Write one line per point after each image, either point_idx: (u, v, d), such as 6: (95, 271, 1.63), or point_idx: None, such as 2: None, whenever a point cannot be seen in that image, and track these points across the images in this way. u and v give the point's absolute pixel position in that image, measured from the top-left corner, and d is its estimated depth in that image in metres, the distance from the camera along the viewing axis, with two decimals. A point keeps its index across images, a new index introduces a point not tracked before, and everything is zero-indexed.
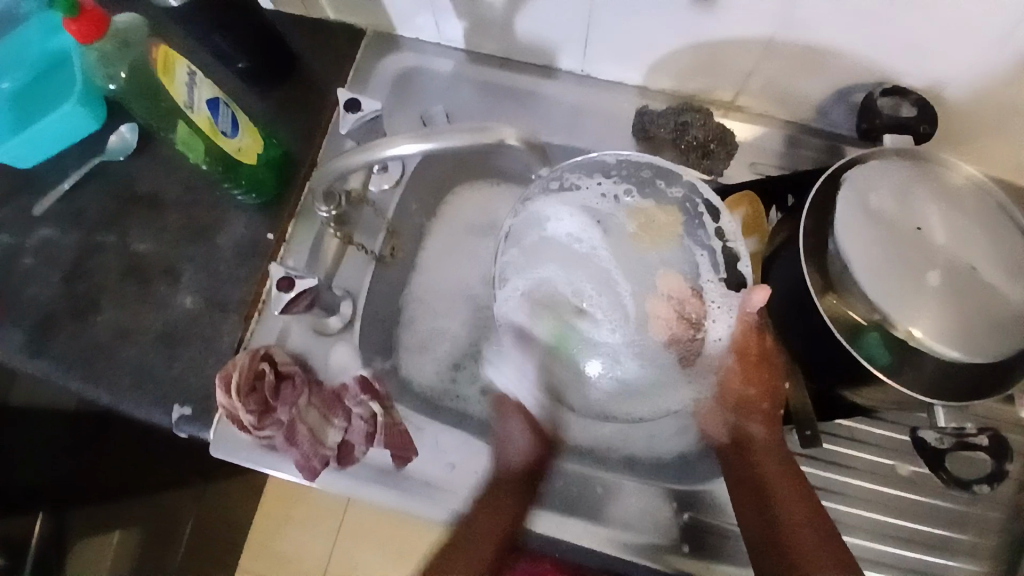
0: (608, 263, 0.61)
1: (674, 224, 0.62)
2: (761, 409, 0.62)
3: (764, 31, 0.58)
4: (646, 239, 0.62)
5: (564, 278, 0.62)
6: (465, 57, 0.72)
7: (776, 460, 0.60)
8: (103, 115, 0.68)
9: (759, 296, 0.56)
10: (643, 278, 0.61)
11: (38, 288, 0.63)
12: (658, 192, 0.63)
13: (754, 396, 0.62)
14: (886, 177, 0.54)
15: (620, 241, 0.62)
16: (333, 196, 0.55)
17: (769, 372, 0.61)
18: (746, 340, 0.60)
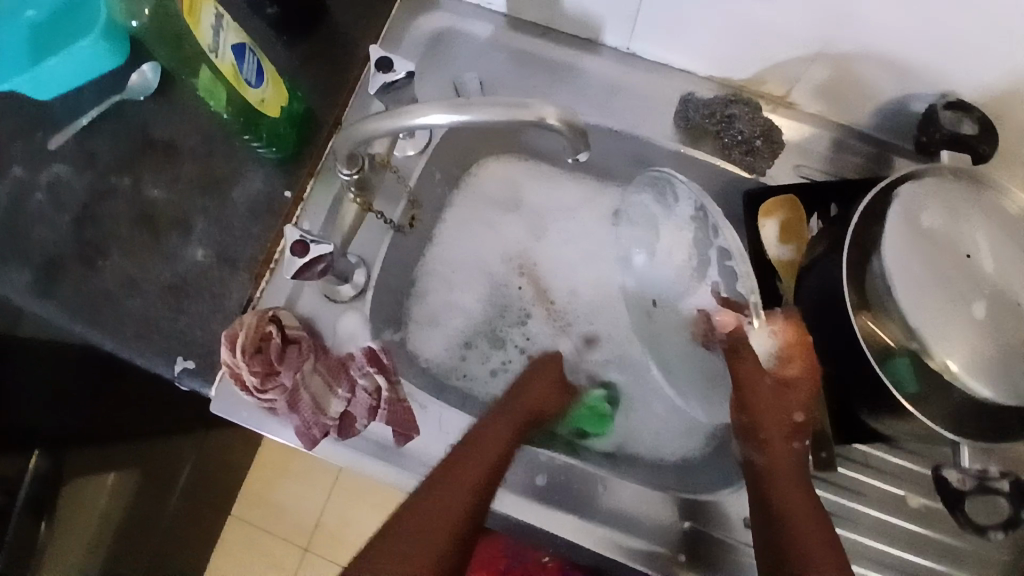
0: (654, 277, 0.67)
1: (686, 235, 0.61)
2: (771, 437, 0.57)
3: (828, 27, 0.54)
4: (672, 255, 0.63)
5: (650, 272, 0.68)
6: (503, 23, 0.68)
7: (791, 483, 0.55)
8: (121, 51, 0.64)
9: (726, 319, 0.55)
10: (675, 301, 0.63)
11: (47, 229, 0.61)
12: (671, 206, 0.62)
13: (757, 424, 0.58)
14: (942, 196, 0.50)
15: (658, 258, 0.66)
16: (355, 159, 0.52)
17: (789, 400, 0.57)
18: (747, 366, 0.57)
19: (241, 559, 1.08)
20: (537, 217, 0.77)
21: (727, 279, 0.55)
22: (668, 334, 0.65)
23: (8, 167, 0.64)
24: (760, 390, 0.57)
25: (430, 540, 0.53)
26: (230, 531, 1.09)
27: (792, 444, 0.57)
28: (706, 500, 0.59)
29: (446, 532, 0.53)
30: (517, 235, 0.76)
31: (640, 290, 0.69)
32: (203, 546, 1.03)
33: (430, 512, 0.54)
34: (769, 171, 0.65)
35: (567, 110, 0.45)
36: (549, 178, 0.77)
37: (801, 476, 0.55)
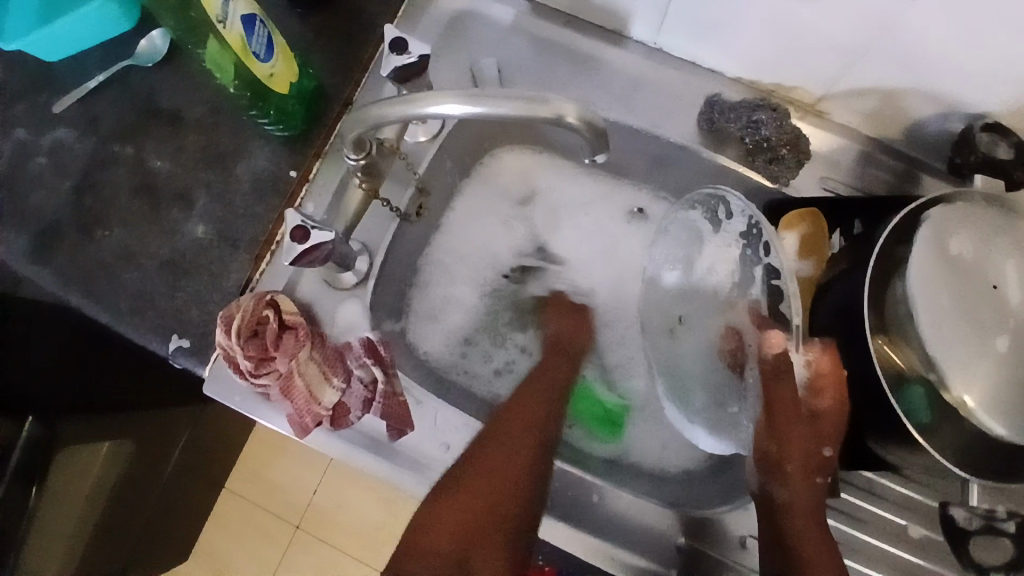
0: (693, 293, 0.64)
1: (733, 252, 0.58)
2: (795, 472, 0.54)
3: (868, 34, 0.51)
4: (714, 271, 0.60)
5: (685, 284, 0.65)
6: (526, 7, 0.65)
7: (810, 520, 0.54)
8: (134, 17, 0.63)
9: (773, 343, 0.51)
10: (712, 318, 0.61)
11: (47, 194, 0.60)
12: (719, 222, 0.59)
13: (782, 455, 0.54)
14: (972, 222, 0.48)
15: (698, 273, 0.63)
16: (363, 144, 0.50)
17: (816, 433, 0.54)
18: (782, 392, 0.52)
19: (233, 533, 1.09)
20: (550, 224, 0.75)
21: (771, 297, 0.53)
22: (696, 354, 0.62)
23: (11, 128, 0.62)
24: (794, 423, 0.53)
25: (522, 445, 0.57)
26: (224, 505, 1.09)
27: (813, 479, 0.55)
28: (710, 518, 0.58)
29: (527, 441, 0.58)
30: (538, 237, 0.75)
31: (665, 309, 0.67)
32: (196, 517, 1.04)
33: (516, 421, 0.59)
34: (792, 181, 0.62)
35: (587, 108, 0.43)
36: (566, 175, 0.74)
37: (817, 517, 0.54)
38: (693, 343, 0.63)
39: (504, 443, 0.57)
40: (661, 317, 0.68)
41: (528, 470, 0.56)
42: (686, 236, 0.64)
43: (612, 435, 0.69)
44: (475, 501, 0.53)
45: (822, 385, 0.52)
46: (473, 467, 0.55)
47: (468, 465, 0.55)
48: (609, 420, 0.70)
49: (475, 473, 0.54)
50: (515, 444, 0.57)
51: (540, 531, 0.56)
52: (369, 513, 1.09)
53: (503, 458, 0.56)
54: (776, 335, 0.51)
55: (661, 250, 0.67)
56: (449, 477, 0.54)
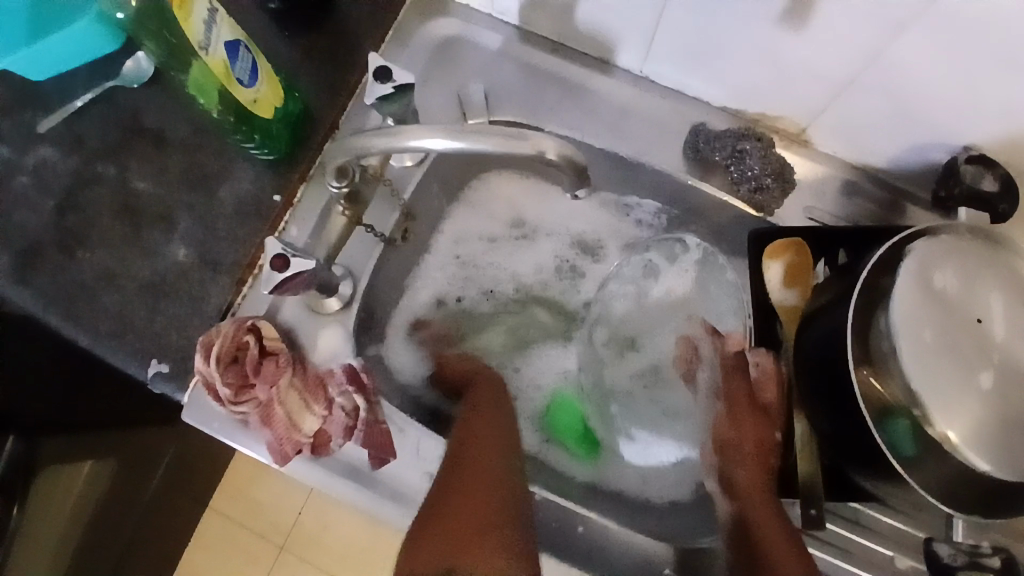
0: (651, 323, 0.73)
1: (688, 279, 0.71)
2: (745, 452, 0.59)
3: (852, 65, 0.52)
4: (671, 297, 0.72)
5: (636, 316, 0.74)
6: (515, 33, 0.66)
7: (763, 497, 0.55)
8: (120, 37, 0.62)
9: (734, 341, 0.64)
10: (667, 335, 0.72)
11: (27, 214, 0.59)
12: (675, 255, 0.71)
13: (739, 437, 0.60)
14: (955, 255, 0.48)
15: (652, 302, 0.73)
16: (345, 171, 0.50)
17: (765, 417, 0.60)
18: (736, 382, 0.62)
19: (216, 553, 1.07)
20: (558, 255, 0.75)
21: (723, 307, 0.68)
22: (651, 369, 0.72)
23: None
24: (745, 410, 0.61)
25: (467, 482, 0.50)
26: (206, 524, 1.07)
27: (768, 460, 0.58)
28: (699, 549, 0.58)
29: (497, 451, 0.54)
30: (550, 270, 0.76)
31: (616, 334, 0.74)
32: (179, 537, 1.02)
33: (461, 441, 0.55)
34: (778, 209, 0.62)
35: (567, 144, 0.43)
36: (556, 202, 0.73)
37: (770, 493, 0.56)
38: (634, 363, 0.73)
39: (453, 482, 0.50)
40: (608, 343, 0.74)
41: (502, 476, 0.51)
42: (641, 273, 0.74)
43: (590, 454, 0.71)
44: (463, 521, 0.46)
45: (766, 380, 0.59)
46: (444, 494, 0.49)
47: (432, 511, 0.48)
48: (588, 440, 0.71)
49: (436, 530, 0.46)
50: (478, 463, 0.52)
51: None
52: (356, 534, 1.07)
53: (462, 482, 0.50)
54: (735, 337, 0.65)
55: (608, 284, 0.75)
56: (416, 539, 0.46)
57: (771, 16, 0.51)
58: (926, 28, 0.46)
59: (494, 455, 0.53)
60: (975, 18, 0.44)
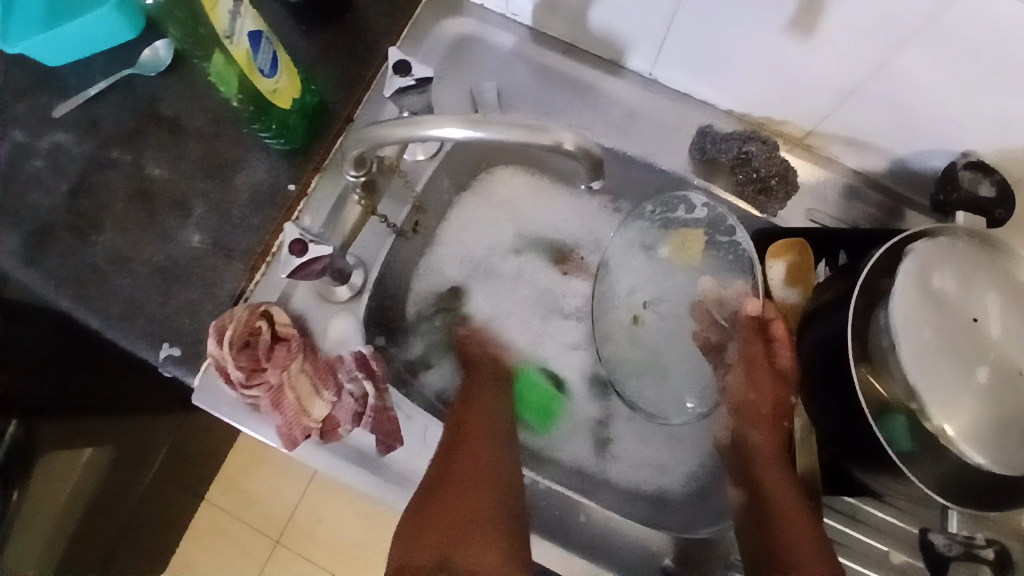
0: (667, 278, 0.72)
1: (699, 243, 0.69)
2: (762, 411, 0.66)
3: (855, 74, 0.54)
4: (678, 255, 0.71)
5: (647, 279, 0.72)
6: (528, 35, 0.68)
7: (775, 466, 0.60)
8: (138, 26, 0.64)
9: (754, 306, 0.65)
10: (685, 286, 0.71)
11: (41, 195, 0.60)
12: (679, 217, 0.69)
13: (756, 400, 0.67)
14: (951, 256, 0.50)
15: (659, 262, 0.72)
16: (364, 161, 0.51)
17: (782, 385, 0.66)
18: (755, 348, 0.66)
19: (210, 543, 1.07)
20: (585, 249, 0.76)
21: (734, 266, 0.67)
22: (667, 335, 0.72)
23: (8, 128, 0.62)
24: (761, 371, 0.67)
25: (483, 441, 0.57)
26: (202, 516, 1.07)
27: (780, 422, 0.65)
28: (695, 541, 0.59)
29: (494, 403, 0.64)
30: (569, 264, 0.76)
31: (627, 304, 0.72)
32: (175, 526, 1.02)
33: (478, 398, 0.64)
34: (779, 211, 0.64)
35: (584, 137, 0.45)
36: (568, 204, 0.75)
37: (781, 457, 0.62)
38: (656, 324, 0.72)
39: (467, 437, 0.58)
40: (625, 314, 0.72)
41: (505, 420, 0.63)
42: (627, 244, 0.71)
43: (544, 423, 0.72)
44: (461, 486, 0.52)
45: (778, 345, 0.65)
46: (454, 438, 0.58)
47: (450, 446, 0.57)
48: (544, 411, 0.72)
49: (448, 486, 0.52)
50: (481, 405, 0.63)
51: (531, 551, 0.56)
52: (354, 531, 1.07)
53: (475, 445, 0.57)
54: (750, 302, 0.65)
55: (614, 257, 0.71)
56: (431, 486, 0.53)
57: (779, 26, 0.53)
58: (928, 42, 0.48)
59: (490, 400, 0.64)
60: (978, 31, 0.45)
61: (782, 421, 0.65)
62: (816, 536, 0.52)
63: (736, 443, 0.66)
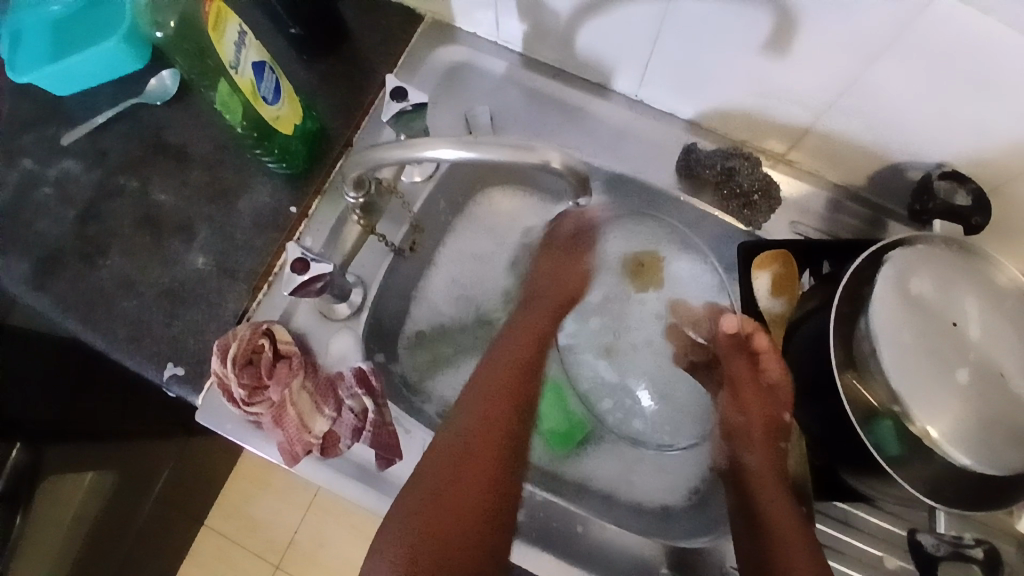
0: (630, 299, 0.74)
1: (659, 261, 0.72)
2: (756, 434, 0.65)
3: (830, 91, 0.57)
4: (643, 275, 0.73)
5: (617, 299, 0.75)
6: (519, 60, 0.71)
7: (771, 485, 0.60)
8: (144, 58, 0.66)
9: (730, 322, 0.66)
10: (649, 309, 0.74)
11: (49, 222, 0.62)
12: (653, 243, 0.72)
13: (748, 422, 0.66)
14: (928, 263, 0.52)
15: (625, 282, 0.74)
16: (363, 183, 0.53)
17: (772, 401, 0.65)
18: (738, 362, 0.67)
19: (212, 568, 1.06)
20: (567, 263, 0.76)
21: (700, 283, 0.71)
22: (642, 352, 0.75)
23: (19, 158, 0.64)
24: (750, 386, 0.66)
25: (506, 425, 0.60)
26: (204, 541, 1.07)
27: (776, 443, 0.65)
28: (693, 548, 0.60)
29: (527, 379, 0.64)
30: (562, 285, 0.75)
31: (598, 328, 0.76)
32: (176, 550, 1.02)
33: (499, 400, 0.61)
34: (765, 225, 0.67)
35: (571, 155, 0.48)
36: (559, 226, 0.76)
37: (781, 480, 0.61)
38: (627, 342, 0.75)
39: (479, 458, 0.57)
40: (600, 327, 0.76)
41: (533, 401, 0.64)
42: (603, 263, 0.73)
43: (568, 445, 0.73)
44: (469, 470, 0.56)
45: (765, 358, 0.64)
46: (484, 407, 0.60)
47: (477, 422, 0.59)
48: (566, 434, 0.73)
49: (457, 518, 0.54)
50: (516, 383, 0.63)
51: (530, 563, 0.57)
52: (354, 553, 1.07)
53: (496, 427, 0.60)
54: (727, 320, 0.66)
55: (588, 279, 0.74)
56: (448, 455, 0.57)
57: (756, 46, 0.55)
58: (894, 59, 0.51)
59: (527, 368, 0.64)
60: (946, 47, 0.48)
61: (778, 442, 0.65)
62: (810, 555, 0.53)
63: (733, 466, 0.66)
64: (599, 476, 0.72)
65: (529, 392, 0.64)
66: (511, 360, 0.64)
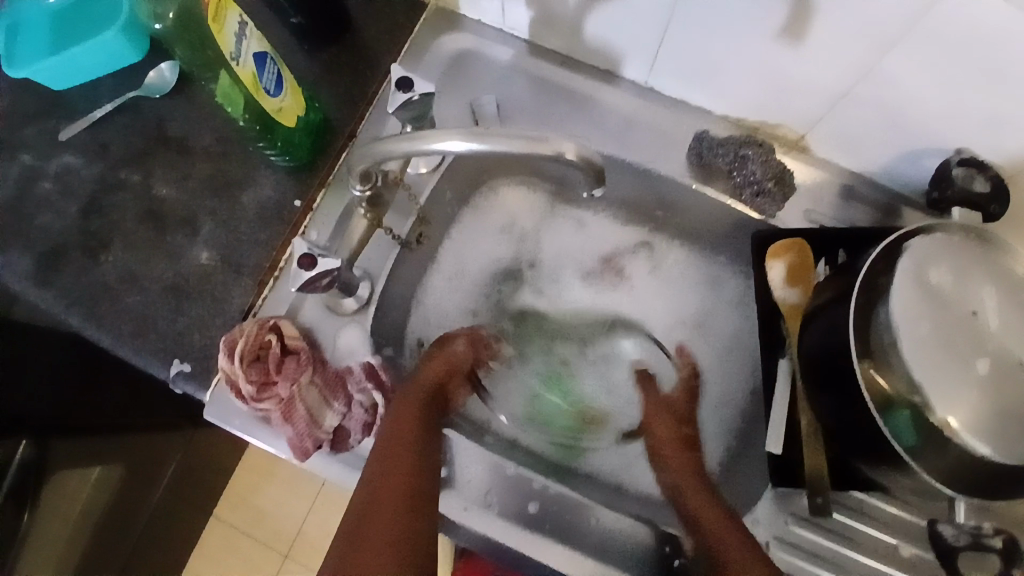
0: (615, 290, 0.77)
1: (629, 257, 0.77)
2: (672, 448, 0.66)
3: (845, 79, 0.55)
4: (621, 267, 0.77)
5: (599, 291, 0.77)
6: (526, 47, 0.69)
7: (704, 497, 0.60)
8: (143, 49, 0.65)
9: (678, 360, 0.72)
10: (643, 297, 0.76)
11: (51, 217, 0.61)
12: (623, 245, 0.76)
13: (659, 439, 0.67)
14: (946, 253, 0.51)
15: (610, 274, 0.77)
16: (370, 176, 0.52)
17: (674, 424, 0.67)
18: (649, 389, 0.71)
19: (218, 559, 1.07)
20: (556, 262, 0.77)
21: (679, 268, 0.75)
22: (627, 339, 0.76)
23: (19, 152, 0.63)
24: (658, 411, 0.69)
25: (399, 493, 0.51)
26: (210, 532, 1.08)
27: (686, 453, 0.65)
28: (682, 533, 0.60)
29: (410, 440, 0.55)
30: (566, 279, 0.77)
31: (581, 320, 0.77)
32: (184, 543, 1.02)
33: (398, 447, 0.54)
34: (780, 214, 0.65)
35: (585, 147, 0.46)
36: (564, 227, 0.77)
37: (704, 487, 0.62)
38: (613, 326, 0.76)
39: (372, 519, 0.50)
40: (591, 316, 0.77)
41: (427, 454, 0.55)
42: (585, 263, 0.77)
43: (578, 444, 0.71)
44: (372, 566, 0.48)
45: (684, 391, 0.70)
46: (369, 486, 0.52)
47: (364, 504, 0.51)
48: (578, 430, 0.72)
49: None
50: (399, 443, 0.54)
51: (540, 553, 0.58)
52: None
53: (389, 501, 0.51)
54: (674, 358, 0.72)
55: (564, 273, 0.77)
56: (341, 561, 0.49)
57: (769, 33, 0.54)
58: (912, 45, 0.49)
59: (411, 429, 0.56)
60: (965, 32, 0.46)
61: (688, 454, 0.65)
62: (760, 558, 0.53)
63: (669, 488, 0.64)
64: (605, 466, 0.71)
65: (427, 444, 0.55)
66: (391, 428, 0.55)
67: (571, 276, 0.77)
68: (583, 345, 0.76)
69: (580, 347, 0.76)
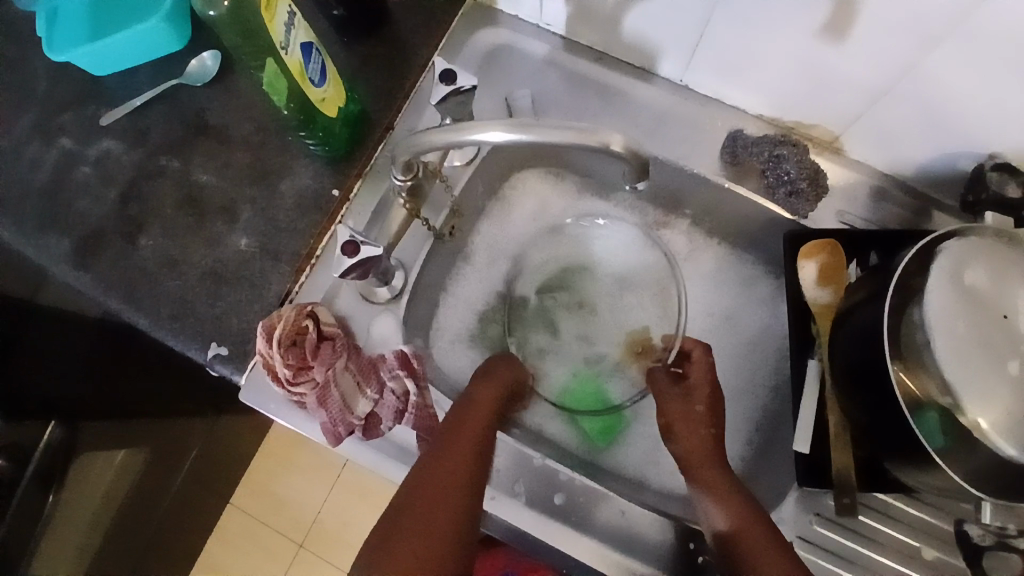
0: (617, 261, 0.76)
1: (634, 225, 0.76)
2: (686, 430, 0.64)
3: (889, 77, 0.55)
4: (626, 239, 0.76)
5: (604, 262, 0.76)
6: (560, 43, 0.70)
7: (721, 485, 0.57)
8: (184, 38, 0.66)
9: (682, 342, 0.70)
10: (648, 266, 0.75)
11: (90, 202, 0.62)
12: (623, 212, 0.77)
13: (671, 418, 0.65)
14: (983, 255, 0.50)
15: (614, 242, 0.76)
16: (411, 166, 0.53)
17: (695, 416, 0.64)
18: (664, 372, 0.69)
19: (234, 547, 1.08)
20: (566, 233, 0.76)
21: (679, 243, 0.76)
22: (632, 313, 0.75)
23: (58, 137, 0.65)
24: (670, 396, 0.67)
25: (451, 479, 0.52)
26: (228, 518, 1.09)
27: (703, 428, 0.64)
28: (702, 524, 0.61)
29: (471, 440, 0.56)
30: (569, 250, 0.76)
31: (583, 291, 0.76)
32: (202, 528, 1.04)
33: (440, 465, 0.53)
34: (812, 215, 0.66)
35: (632, 139, 0.46)
36: (573, 202, 0.78)
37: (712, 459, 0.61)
38: (619, 301, 0.75)
39: (422, 495, 0.50)
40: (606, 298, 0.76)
41: (483, 456, 0.56)
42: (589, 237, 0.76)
43: (604, 437, 0.72)
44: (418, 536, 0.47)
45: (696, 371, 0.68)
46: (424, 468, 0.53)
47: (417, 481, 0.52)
48: (604, 425, 0.72)
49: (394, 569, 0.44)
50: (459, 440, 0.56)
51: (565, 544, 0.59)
52: None
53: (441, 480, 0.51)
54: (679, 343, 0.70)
55: (570, 243, 0.77)
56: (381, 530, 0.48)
57: (812, 30, 0.54)
58: (958, 43, 0.50)
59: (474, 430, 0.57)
60: (1012, 33, 0.47)
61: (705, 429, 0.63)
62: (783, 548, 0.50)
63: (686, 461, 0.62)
64: (629, 462, 0.71)
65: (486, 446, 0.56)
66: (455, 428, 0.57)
67: (579, 246, 0.76)
68: (593, 320, 0.75)
69: (587, 321, 0.75)
